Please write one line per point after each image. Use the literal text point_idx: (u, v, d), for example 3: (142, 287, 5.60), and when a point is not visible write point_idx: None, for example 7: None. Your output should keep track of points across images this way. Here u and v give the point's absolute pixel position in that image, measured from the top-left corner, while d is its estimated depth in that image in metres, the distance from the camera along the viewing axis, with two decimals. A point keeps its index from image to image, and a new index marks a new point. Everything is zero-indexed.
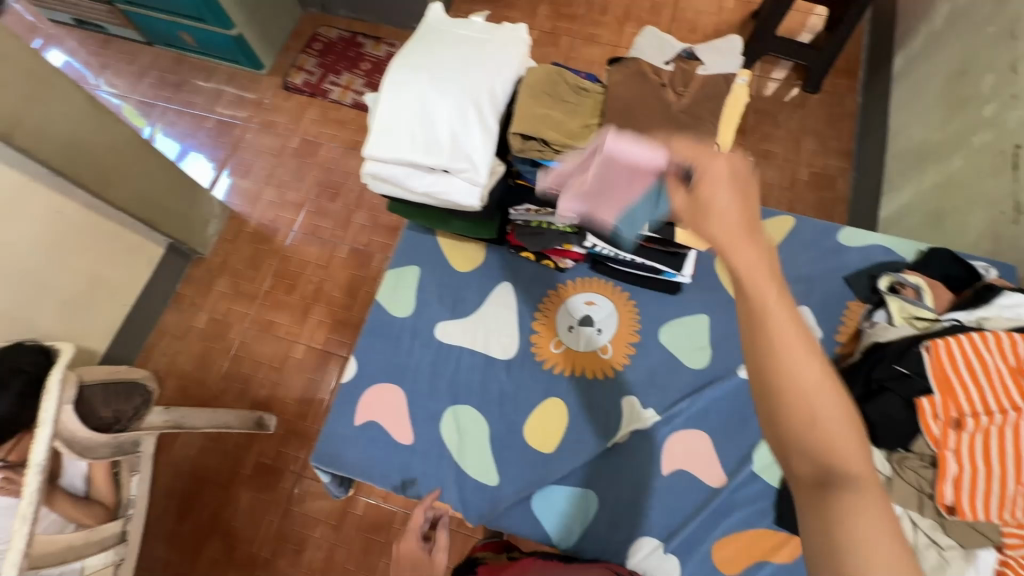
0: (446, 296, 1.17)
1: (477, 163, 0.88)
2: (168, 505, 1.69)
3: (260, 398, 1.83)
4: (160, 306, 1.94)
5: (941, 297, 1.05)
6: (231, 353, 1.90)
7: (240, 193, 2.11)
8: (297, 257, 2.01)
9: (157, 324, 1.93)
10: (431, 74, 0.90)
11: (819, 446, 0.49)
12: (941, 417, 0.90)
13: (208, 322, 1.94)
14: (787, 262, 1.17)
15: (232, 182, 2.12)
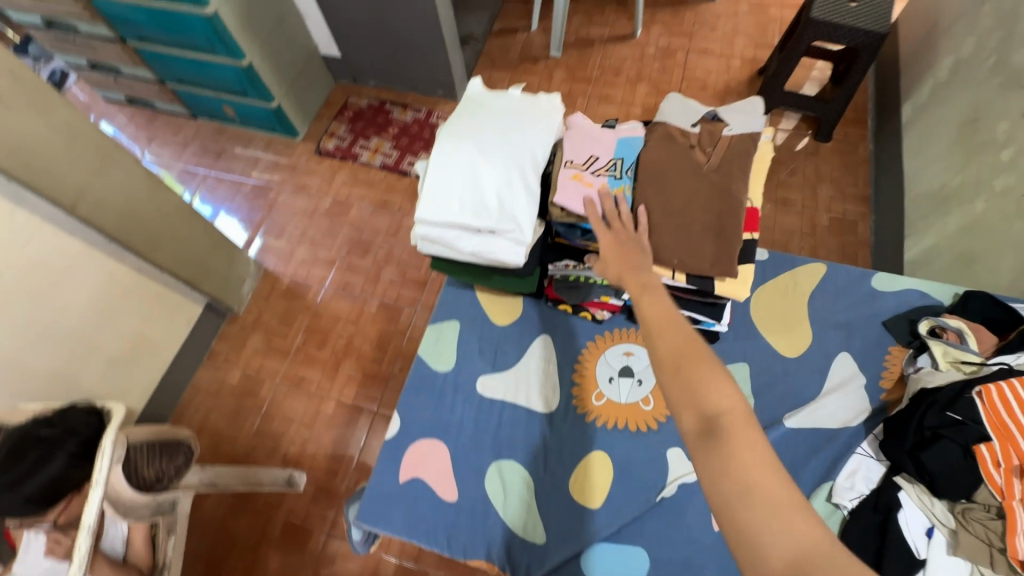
0: (485, 349, 1.19)
1: (522, 223, 0.93)
2: (196, 569, 1.66)
3: (291, 454, 1.83)
4: (195, 364, 1.99)
5: (985, 341, 1.04)
6: (263, 409, 1.92)
7: (273, 252, 2.20)
8: (328, 313, 2.06)
9: (192, 382, 1.98)
10: (477, 143, 0.97)
11: (696, 395, 0.65)
12: (999, 464, 0.88)
13: (242, 378, 1.98)
14: (825, 309, 1.18)
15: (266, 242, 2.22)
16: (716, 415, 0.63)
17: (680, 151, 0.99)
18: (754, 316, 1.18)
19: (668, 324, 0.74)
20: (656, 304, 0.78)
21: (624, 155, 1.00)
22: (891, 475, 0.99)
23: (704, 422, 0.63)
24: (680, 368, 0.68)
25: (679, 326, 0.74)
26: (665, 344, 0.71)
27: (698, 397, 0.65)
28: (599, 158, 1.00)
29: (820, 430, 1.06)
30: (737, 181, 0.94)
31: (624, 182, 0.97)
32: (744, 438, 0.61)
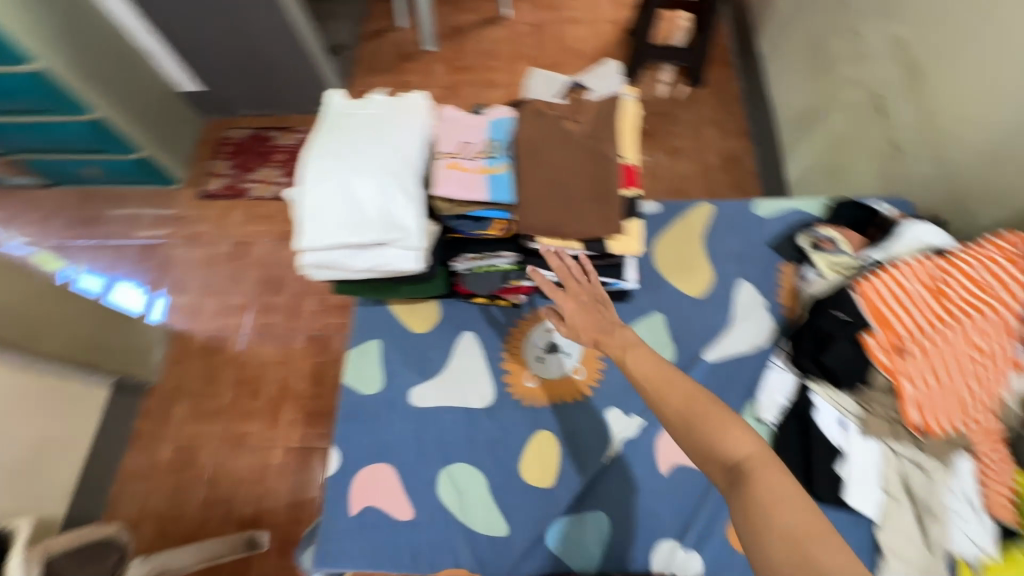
0: (412, 360, 1.17)
1: (408, 230, 0.91)
2: None
3: (248, 515, 1.74)
4: (119, 450, 1.83)
5: (853, 241, 1.15)
6: (207, 477, 1.80)
7: (179, 311, 2.04)
8: (254, 361, 1.95)
9: (119, 471, 1.82)
10: (346, 158, 0.94)
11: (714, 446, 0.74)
12: (881, 345, 0.99)
13: (175, 452, 1.84)
14: (718, 244, 1.25)
15: (168, 302, 2.06)
16: (737, 463, 0.72)
17: (549, 124, 0.98)
18: (658, 266, 1.23)
19: (662, 381, 0.81)
20: (645, 356, 0.85)
21: (498, 135, 0.98)
22: (801, 380, 1.07)
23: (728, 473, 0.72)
24: (691, 424, 0.76)
25: (673, 380, 0.81)
26: (670, 399, 0.79)
27: (714, 446, 0.74)
28: (473, 142, 0.98)
29: (736, 357, 1.14)
30: (607, 141, 0.97)
31: (502, 161, 0.95)
32: (765, 480, 0.70)
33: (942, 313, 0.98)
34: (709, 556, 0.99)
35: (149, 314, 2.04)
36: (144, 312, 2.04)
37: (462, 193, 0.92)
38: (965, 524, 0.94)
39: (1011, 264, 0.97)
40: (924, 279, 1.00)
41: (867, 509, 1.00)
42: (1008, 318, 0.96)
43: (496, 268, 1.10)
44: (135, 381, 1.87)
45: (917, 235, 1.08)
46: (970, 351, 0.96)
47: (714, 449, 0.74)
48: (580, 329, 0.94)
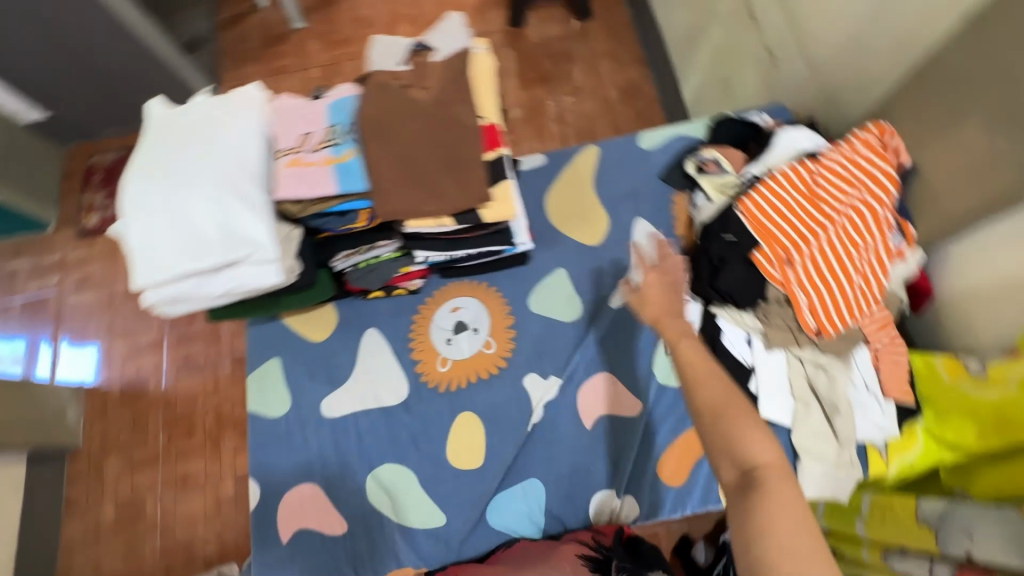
0: (317, 370, 1.11)
1: (260, 242, 0.82)
2: None
3: (211, 554, 1.69)
4: (54, 522, 1.72)
5: (736, 159, 1.13)
6: (159, 526, 1.72)
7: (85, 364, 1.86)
8: (180, 398, 1.82)
9: (61, 542, 1.72)
10: (172, 176, 0.83)
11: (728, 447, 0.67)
12: (769, 259, 1.00)
13: (118, 510, 1.74)
14: (610, 185, 1.22)
15: (98, 353, 1.86)
16: (752, 466, 0.65)
17: (394, 95, 0.90)
18: (554, 221, 1.20)
19: (705, 371, 0.74)
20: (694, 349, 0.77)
21: (340, 119, 0.90)
22: (706, 307, 1.07)
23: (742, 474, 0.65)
24: (720, 417, 0.69)
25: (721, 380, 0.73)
26: (708, 389, 0.72)
27: (735, 447, 0.67)
28: (314, 133, 0.89)
29: None
30: (458, 104, 0.90)
31: (348, 146, 0.87)
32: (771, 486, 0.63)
33: (822, 216, 0.99)
34: (644, 498, 1.01)
35: (78, 371, 1.85)
36: (50, 371, 1.85)
37: (308, 191, 0.84)
38: (865, 408, 1.00)
39: (879, 156, 0.97)
40: (800, 187, 1.00)
41: (778, 416, 1.02)
42: (884, 210, 0.97)
43: (380, 260, 1.04)
44: (56, 446, 1.73)
45: (788, 142, 1.08)
46: (852, 248, 0.97)
47: (737, 452, 0.66)
48: (647, 301, 0.86)
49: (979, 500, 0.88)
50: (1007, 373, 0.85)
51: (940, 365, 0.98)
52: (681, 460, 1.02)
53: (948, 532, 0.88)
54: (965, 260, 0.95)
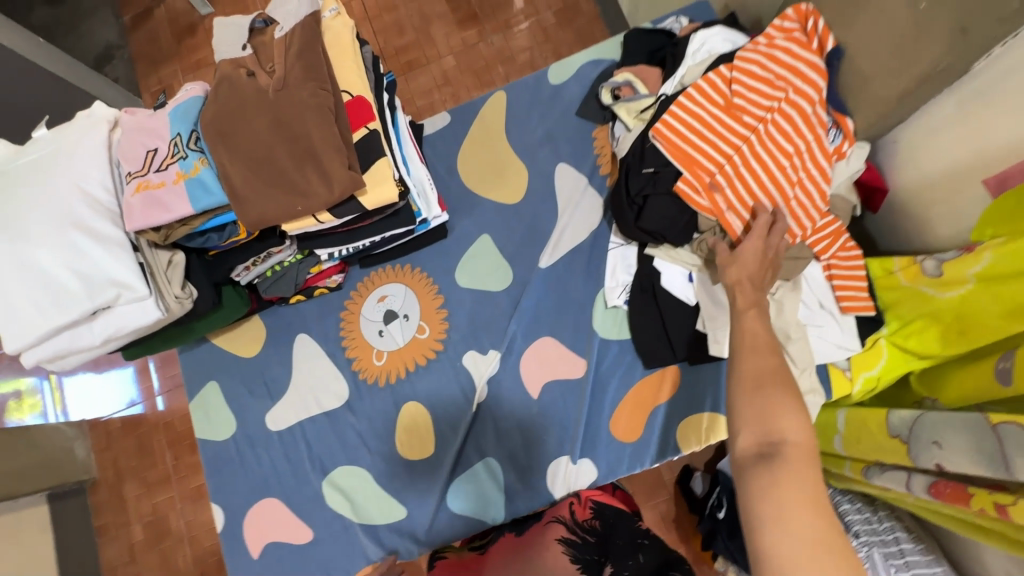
0: (255, 386, 1.08)
1: (120, 280, 0.76)
2: None
3: None
4: (92, 550, 1.73)
5: (652, 77, 1.01)
6: (187, 537, 1.72)
7: (87, 399, 1.82)
8: (179, 418, 1.79)
9: (101, 566, 1.72)
10: (17, 228, 0.77)
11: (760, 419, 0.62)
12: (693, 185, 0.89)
13: (147, 529, 1.74)
14: (525, 133, 1.11)
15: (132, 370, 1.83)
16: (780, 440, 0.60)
17: (239, 88, 0.81)
18: (471, 185, 1.10)
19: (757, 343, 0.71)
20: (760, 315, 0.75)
21: (183, 126, 0.81)
22: (643, 250, 0.99)
23: (762, 444, 0.60)
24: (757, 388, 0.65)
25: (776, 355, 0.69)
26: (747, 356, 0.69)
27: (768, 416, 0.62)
28: (159, 148, 0.80)
29: (577, 248, 1.05)
30: (308, 85, 0.80)
31: (197, 158, 0.79)
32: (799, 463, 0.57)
33: (743, 128, 0.88)
34: (602, 458, 0.97)
35: (115, 392, 1.81)
36: (60, 411, 1.79)
37: (160, 215, 0.76)
38: (820, 330, 0.93)
39: (799, 47, 0.85)
40: (717, 100, 0.89)
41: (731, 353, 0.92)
42: (815, 107, 0.84)
43: (284, 265, 0.97)
44: (69, 483, 1.71)
45: (700, 50, 0.95)
46: (784, 158, 0.86)
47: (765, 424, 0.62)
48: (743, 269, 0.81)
49: (945, 405, 0.82)
50: (964, 270, 0.75)
51: (898, 267, 0.89)
52: (634, 414, 0.98)
53: (914, 444, 0.82)
54: (915, 145, 0.83)
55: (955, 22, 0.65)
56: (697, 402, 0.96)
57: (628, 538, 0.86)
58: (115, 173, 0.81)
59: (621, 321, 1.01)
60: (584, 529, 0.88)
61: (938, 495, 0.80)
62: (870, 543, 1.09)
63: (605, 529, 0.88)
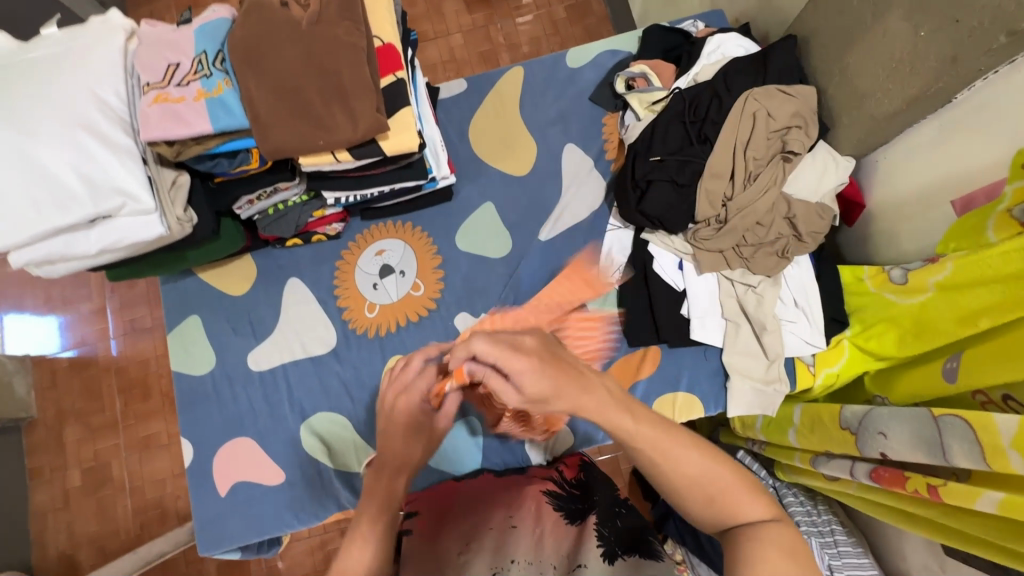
0: (240, 324, 1.06)
1: (128, 189, 0.74)
2: None
3: (184, 509, 1.64)
4: (23, 491, 1.64)
5: (667, 72, 1.06)
6: (128, 486, 1.65)
7: (32, 336, 1.73)
8: (134, 362, 1.72)
9: (32, 509, 1.64)
10: (21, 123, 0.74)
11: None
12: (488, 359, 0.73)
13: (85, 474, 1.66)
14: (537, 111, 1.14)
15: (62, 320, 1.74)
16: None
17: (270, 15, 0.80)
18: (480, 154, 1.13)
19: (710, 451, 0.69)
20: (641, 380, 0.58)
21: (208, 46, 0.80)
22: (639, 235, 1.05)
23: None
24: None
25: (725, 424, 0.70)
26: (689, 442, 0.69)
27: None
28: (181, 64, 0.79)
29: (576, 226, 1.09)
30: (343, 23, 0.80)
31: (221, 78, 0.78)
32: None
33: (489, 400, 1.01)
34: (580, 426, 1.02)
35: (40, 340, 1.73)
36: None
37: (177, 129, 0.75)
38: (792, 325, 0.99)
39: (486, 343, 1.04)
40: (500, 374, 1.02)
41: (710, 339, 1.01)
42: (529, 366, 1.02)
43: (287, 203, 0.97)
44: (7, 418, 1.62)
45: (716, 51, 1.01)
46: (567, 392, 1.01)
47: None
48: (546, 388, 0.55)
49: (894, 401, 0.91)
50: (926, 279, 0.84)
51: (867, 276, 0.97)
52: None
53: (863, 436, 0.91)
54: (896, 165, 0.92)
55: (948, 50, 0.73)
56: (673, 382, 1.03)
57: (608, 502, 0.87)
58: (129, 82, 0.79)
59: (610, 299, 1.06)
60: (570, 484, 0.92)
61: (878, 479, 0.89)
62: (810, 532, 1.20)
63: (590, 486, 0.92)
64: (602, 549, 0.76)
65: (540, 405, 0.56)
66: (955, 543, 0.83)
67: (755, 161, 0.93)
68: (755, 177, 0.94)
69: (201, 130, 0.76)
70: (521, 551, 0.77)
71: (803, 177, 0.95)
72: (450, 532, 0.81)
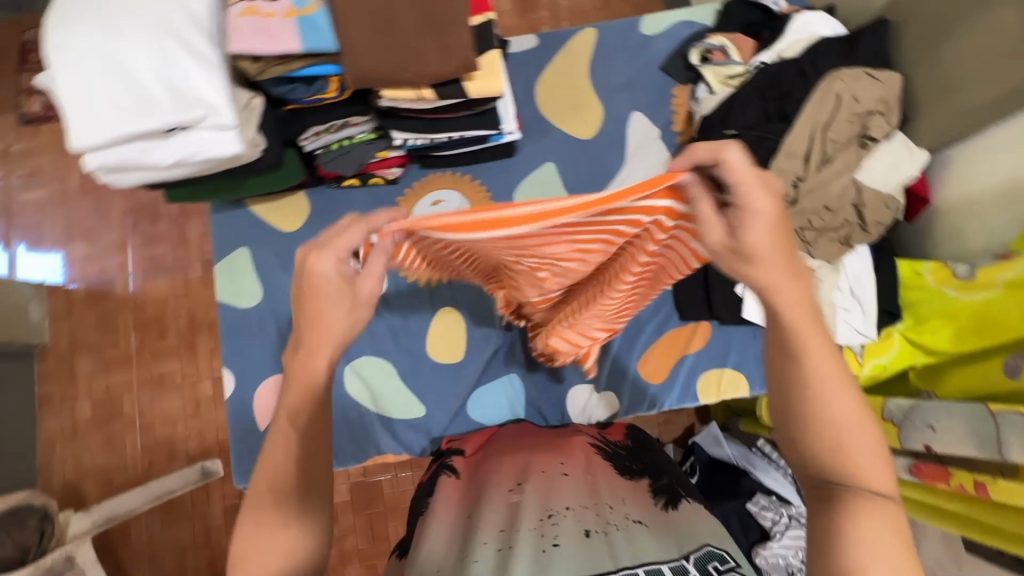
0: (290, 262, 1.05)
1: (210, 101, 0.72)
2: None
3: (194, 451, 1.56)
4: (30, 419, 1.53)
5: (746, 47, 1.05)
6: (138, 423, 1.57)
7: (35, 262, 1.60)
8: (152, 300, 1.61)
9: (40, 437, 1.55)
10: (106, 20, 0.71)
11: None
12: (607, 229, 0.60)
13: (95, 408, 1.57)
14: (606, 76, 1.12)
15: (64, 255, 1.61)
16: None
17: None
18: (546, 114, 1.11)
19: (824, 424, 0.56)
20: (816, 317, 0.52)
21: None
22: None
23: None
24: None
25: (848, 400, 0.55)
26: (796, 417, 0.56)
27: None
28: None
29: None
30: None
31: None
32: None
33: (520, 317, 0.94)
34: (625, 394, 1.02)
35: (19, 272, 1.60)
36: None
37: (271, 46, 0.74)
38: (846, 313, 0.99)
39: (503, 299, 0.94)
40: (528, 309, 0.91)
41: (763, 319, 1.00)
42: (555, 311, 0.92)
43: (354, 140, 0.94)
44: (19, 343, 1.50)
45: (804, 28, 0.99)
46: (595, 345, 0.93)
47: None
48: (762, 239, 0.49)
49: (941, 395, 0.91)
50: (995, 276, 0.85)
51: (927, 270, 0.97)
52: (662, 359, 1.03)
53: (907, 426, 0.91)
54: (969, 162, 0.91)
55: None
56: (721, 358, 1.03)
57: (659, 463, 0.84)
58: None
59: None
60: (619, 445, 0.90)
61: (919, 473, 0.91)
62: None
63: (637, 445, 0.90)
64: (660, 501, 0.74)
65: (739, 257, 0.51)
66: (984, 539, 0.85)
67: (834, 144, 0.91)
68: (831, 159, 0.92)
69: (292, 49, 0.74)
70: (574, 495, 0.74)
71: (874, 167, 0.93)
72: (498, 478, 0.81)
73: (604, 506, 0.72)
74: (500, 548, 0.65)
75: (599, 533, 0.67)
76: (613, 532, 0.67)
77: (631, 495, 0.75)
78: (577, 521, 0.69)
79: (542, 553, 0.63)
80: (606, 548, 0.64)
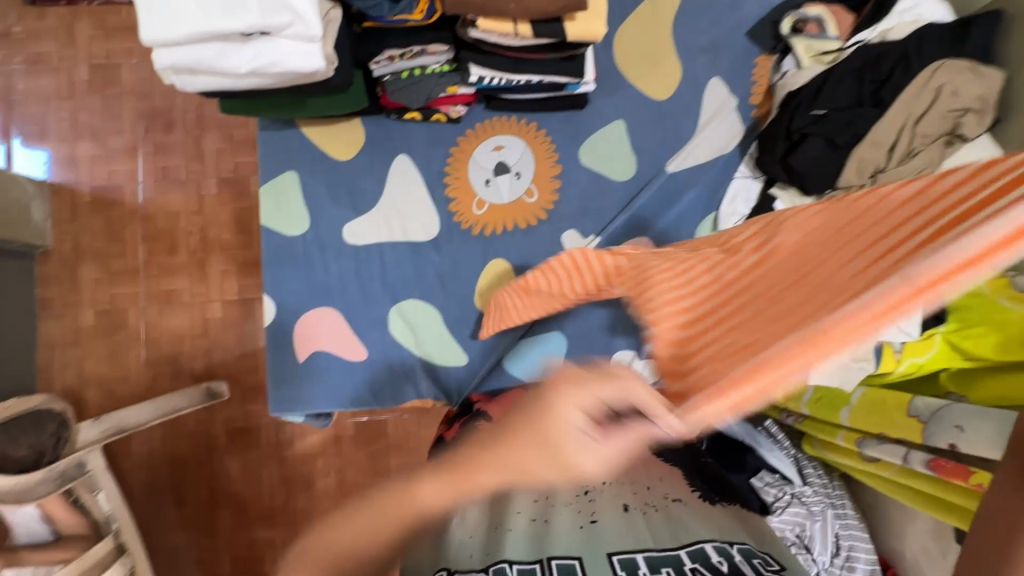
0: (339, 192, 1.01)
1: (296, 6, 0.65)
2: (160, 499, 1.41)
3: (199, 371, 1.46)
4: (30, 319, 1.42)
5: (844, 23, 1.00)
6: (143, 337, 1.46)
7: (33, 160, 1.45)
8: (163, 212, 1.48)
9: (39, 341, 1.44)
10: None
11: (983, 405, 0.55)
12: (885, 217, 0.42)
13: (99, 316, 1.46)
14: (689, 35, 1.06)
15: (58, 157, 1.46)
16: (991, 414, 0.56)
17: None
18: (623, 68, 1.06)
19: None
20: None
21: None
22: (769, 189, 0.99)
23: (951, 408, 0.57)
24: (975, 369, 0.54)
25: None
26: None
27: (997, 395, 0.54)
28: None
29: (704, 166, 1.04)
30: None
31: None
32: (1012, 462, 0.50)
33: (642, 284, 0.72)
34: None
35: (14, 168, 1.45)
36: None
37: None
38: None
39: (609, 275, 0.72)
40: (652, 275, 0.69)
41: None
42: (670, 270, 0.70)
43: (428, 70, 0.87)
44: (23, 244, 1.37)
45: (914, 9, 0.93)
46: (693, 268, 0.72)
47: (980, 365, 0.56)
48: None
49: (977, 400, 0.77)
50: None
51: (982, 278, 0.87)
52: None
53: (935, 425, 0.73)
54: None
55: None
56: None
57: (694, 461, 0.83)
58: None
59: None
60: None
61: (935, 468, 0.71)
62: None
63: None
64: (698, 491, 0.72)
65: None
66: None
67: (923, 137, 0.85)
68: (916, 153, 0.85)
69: None
70: None
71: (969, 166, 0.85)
72: None
73: (642, 486, 0.71)
74: (534, 519, 0.67)
75: (637, 510, 0.67)
76: (651, 513, 0.67)
77: (668, 475, 0.74)
78: (615, 496, 0.70)
79: (579, 532, 0.64)
80: (645, 526, 0.65)
